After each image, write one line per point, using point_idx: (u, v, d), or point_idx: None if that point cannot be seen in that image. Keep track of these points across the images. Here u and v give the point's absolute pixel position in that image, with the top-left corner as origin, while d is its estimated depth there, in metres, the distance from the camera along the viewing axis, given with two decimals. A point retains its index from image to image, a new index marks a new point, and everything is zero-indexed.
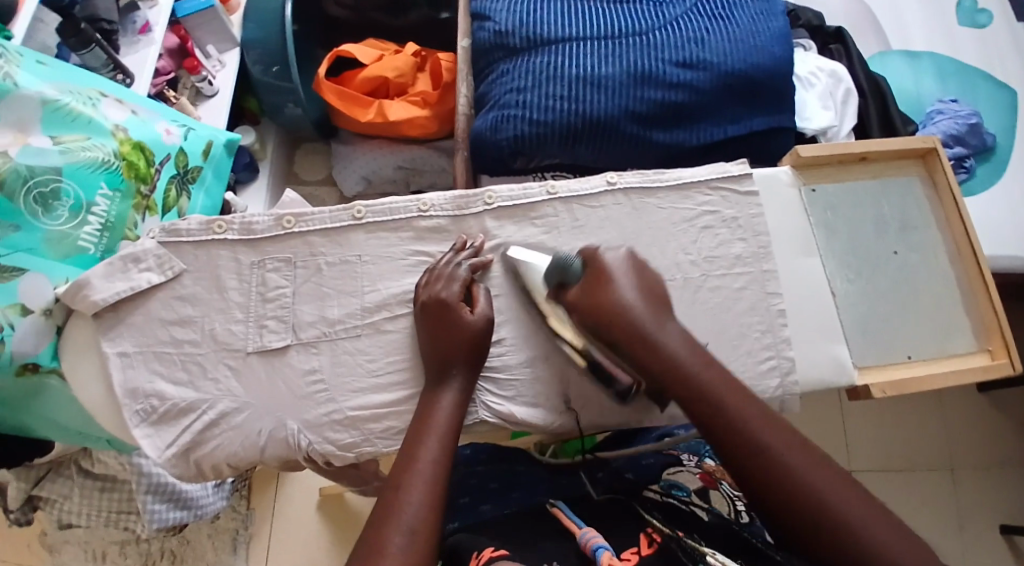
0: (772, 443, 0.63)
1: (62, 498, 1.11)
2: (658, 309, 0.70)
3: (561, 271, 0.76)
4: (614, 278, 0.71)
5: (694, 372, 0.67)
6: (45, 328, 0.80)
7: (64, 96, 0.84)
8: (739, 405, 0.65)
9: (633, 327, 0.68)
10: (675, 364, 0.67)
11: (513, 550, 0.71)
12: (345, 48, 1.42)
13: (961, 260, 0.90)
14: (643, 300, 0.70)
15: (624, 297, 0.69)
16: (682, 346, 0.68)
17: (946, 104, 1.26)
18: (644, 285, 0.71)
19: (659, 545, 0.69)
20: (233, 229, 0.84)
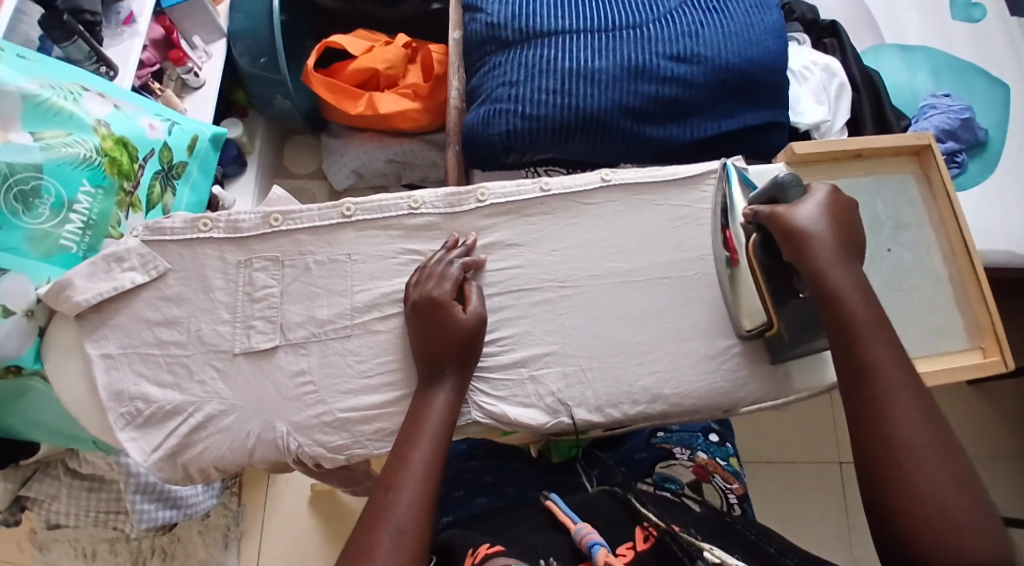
0: (886, 398, 0.64)
1: (50, 498, 1.09)
2: (842, 242, 0.71)
3: (776, 190, 0.76)
4: (815, 208, 0.72)
5: (852, 313, 0.68)
6: (28, 329, 0.78)
7: (45, 90, 0.82)
8: (874, 336, 0.67)
9: (813, 256, 0.70)
10: (834, 285, 0.69)
11: (508, 546, 0.68)
12: (334, 39, 1.39)
13: (955, 260, 0.89)
14: (829, 229, 0.71)
15: (823, 226, 0.71)
16: (850, 284, 0.69)
17: (938, 99, 1.25)
18: (841, 225, 0.72)
19: (656, 539, 0.67)
20: (219, 227, 0.82)
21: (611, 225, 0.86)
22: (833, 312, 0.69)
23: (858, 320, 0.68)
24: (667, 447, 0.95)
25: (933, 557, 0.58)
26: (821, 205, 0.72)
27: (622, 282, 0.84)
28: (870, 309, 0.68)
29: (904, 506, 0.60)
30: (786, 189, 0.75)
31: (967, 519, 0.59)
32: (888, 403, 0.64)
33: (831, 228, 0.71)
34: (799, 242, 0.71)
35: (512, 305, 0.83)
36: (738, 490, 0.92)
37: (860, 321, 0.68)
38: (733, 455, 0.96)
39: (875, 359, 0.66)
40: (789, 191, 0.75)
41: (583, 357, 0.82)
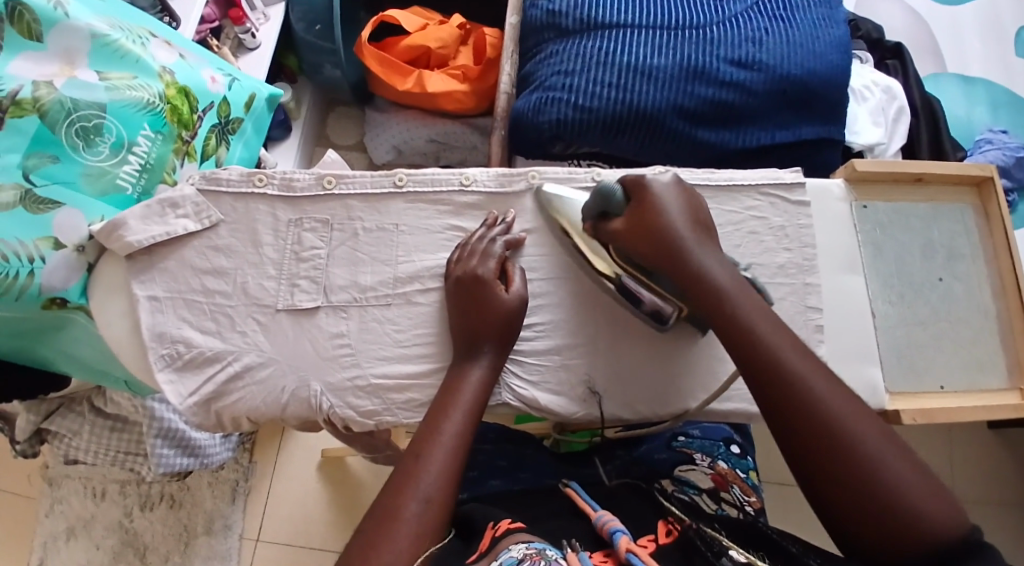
0: (840, 415, 0.61)
1: (72, 434, 1.11)
2: (704, 237, 0.73)
3: (603, 201, 0.77)
4: (662, 206, 0.73)
5: (757, 327, 0.67)
6: (77, 263, 0.79)
7: (114, 31, 0.83)
8: (775, 337, 0.66)
9: (679, 257, 0.71)
10: (719, 293, 0.69)
11: (527, 525, 0.69)
12: (392, 14, 1.41)
13: (1005, 297, 0.88)
14: (691, 227, 0.73)
15: (673, 226, 0.72)
16: (734, 289, 0.69)
17: (995, 135, 1.23)
18: (692, 213, 0.74)
19: (679, 534, 0.68)
20: (274, 184, 0.84)
21: None
22: (735, 324, 0.67)
23: (784, 351, 0.65)
24: (688, 452, 0.93)
25: (891, 536, 0.57)
26: (680, 205, 0.74)
27: None
28: (779, 332, 0.66)
29: (863, 487, 0.58)
30: (611, 198, 0.76)
31: (928, 505, 0.57)
32: (816, 393, 0.62)
33: (682, 222, 0.73)
34: (665, 248, 0.72)
35: (552, 292, 0.84)
36: (754, 503, 0.89)
37: (790, 352, 0.65)
38: (752, 469, 0.95)
39: (810, 384, 0.63)
40: (613, 200, 0.76)
41: (603, 343, 0.82)
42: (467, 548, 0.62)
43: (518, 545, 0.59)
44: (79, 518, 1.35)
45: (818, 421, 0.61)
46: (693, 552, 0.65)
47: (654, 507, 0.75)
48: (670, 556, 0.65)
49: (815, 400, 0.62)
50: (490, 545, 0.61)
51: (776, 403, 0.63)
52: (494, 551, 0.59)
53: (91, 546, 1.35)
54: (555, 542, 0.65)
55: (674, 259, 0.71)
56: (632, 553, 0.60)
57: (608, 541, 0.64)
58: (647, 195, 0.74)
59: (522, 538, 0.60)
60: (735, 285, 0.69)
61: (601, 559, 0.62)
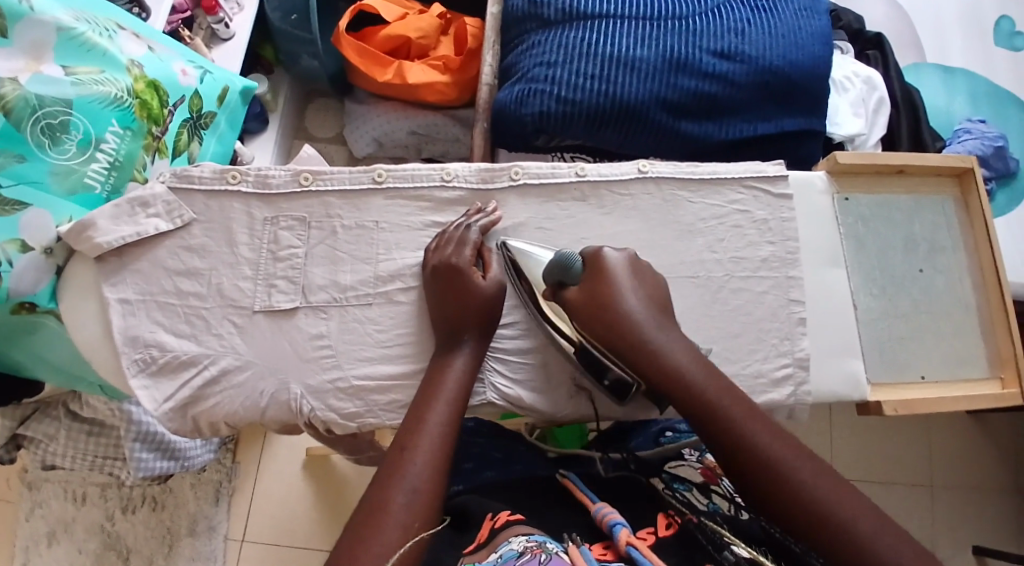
0: (811, 484, 0.59)
1: (47, 438, 1.09)
2: (661, 318, 0.71)
3: (560, 271, 0.75)
4: (615, 276, 0.72)
5: (715, 399, 0.65)
6: (45, 266, 0.77)
7: (80, 24, 0.80)
8: (734, 406, 0.64)
9: (630, 336, 0.69)
10: (674, 368, 0.67)
11: (526, 518, 0.67)
12: (368, 3, 1.38)
13: (985, 287, 0.88)
14: (647, 308, 0.71)
15: (626, 302, 0.70)
16: (703, 377, 0.66)
17: (973, 124, 1.23)
18: (647, 291, 0.72)
19: (680, 527, 0.68)
20: (248, 181, 0.81)
21: (643, 219, 0.85)
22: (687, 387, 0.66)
23: (760, 437, 0.62)
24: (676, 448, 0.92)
25: None
26: (630, 281, 0.72)
27: None
28: (737, 401, 0.65)
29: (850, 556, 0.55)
30: (569, 268, 0.74)
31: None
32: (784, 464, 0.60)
33: (635, 299, 0.71)
34: (615, 329, 0.70)
35: None
36: None
37: (765, 436, 0.62)
38: None
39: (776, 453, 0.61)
40: (571, 268, 0.74)
41: None
42: (463, 539, 0.67)
43: (519, 538, 0.59)
44: (59, 522, 1.33)
45: (789, 492, 0.59)
46: (694, 548, 0.65)
47: (653, 506, 0.75)
48: (671, 549, 0.65)
49: (789, 473, 0.59)
50: (489, 538, 0.62)
51: (751, 484, 0.61)
52: (494, 543, 0.60)
53: (73, 549, 1.32)
54: (556, 535, 0.65)
55: (629, 341, 0.69)
56: (631, 546, 0.59)
57: (608, 533, 0.63)
58: (606, 259, 0.73)
59: (521, 531, 0.60)
60: (693, 362, 0.68)
61: (601, 552, 0.61)
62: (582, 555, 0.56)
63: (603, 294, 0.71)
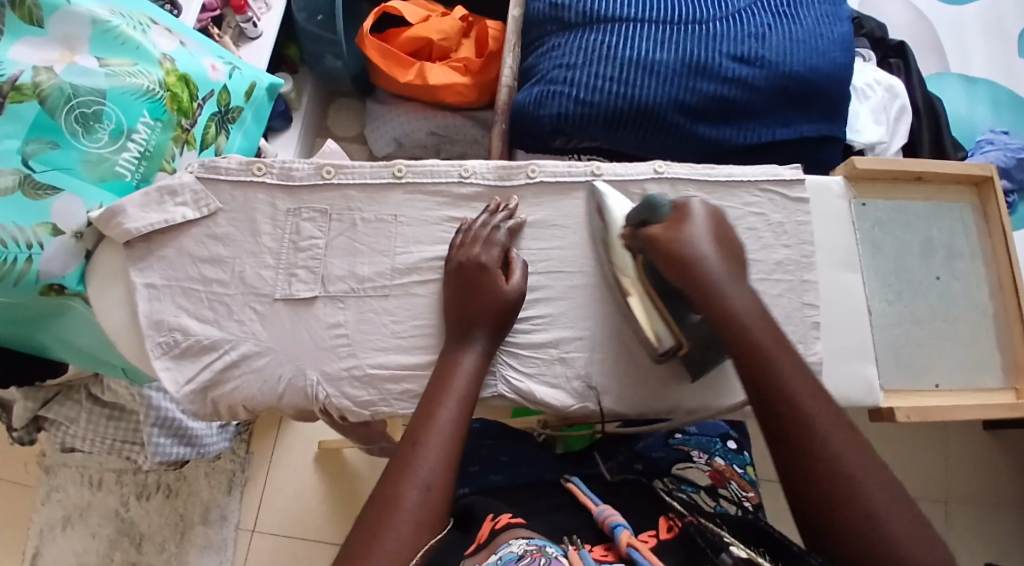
0: (851, 470, 0.60)
1: (68, 422, 1.11)
2: (734, 269, 0.71)
3: (648, 210, 0.77)
4: (695, 221, 0.73)
5: (778, 365, 0.65)
6: (74, 250, 0.79)
7: (115, 18, 0.83)
8: (795, 375, 0.65)
9: (697, 276, 0.70)
10: (741, 326, 0.67)
11: (529, 519, 0.69)
12: (392, 5, 1.40)
13: (1002, 296, 0.88)
14: (720, 256, 0.71)
15: (700, 246, 0.71)
16: (767, 339, 0.67)
17: (997, 135, 1.23)
18: (723, 240, 0.73)
19: (680, 530, 0.70)
20: (273, 173, 0.83)
21: None
22: (748, 346, 0.67)
23: (816, 416, 0.62)
24: (685, 450, 0.93)
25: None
26: (708, 229, 0.73)
27: None
28: (798, 370, 0.65)
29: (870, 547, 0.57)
30: (658, 207, 0.77)
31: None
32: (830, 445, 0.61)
33: (710, 244, 0.71)
34: (683, 267, 0.71)
35: (552, 286, 0.84)
36: (753, 499, 0.89)
37: (822, 420, 0.62)
38: (749, 464, 0.95)
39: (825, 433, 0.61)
40: (660, 208, 0.76)
41: (614, 344, 0.83)
42: (468, 539, 0.67)
43: (518, 540, 0.60)
44: (75, 506, 1.36)
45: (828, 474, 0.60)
46: (694, 550, 0.66)
47: (655, 507, 0.76)
48: (672, 553, 0.66)
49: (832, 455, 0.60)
50: (489, 537, 0.63)
51: (791, 455, 0.61)
52: (493, 545, 0.61)
53: (88, 534, 1.35)
54: (557, 537, 0.66)
55: (699, 284, 0.70)
56: (632, 548, 0.61)
57: (609, 534, 0.64)
58: (693, 206, 0.75)
59: (521, 535, 0.62)
60: (758, 317, 0.68)
61: (601, 553, 0.62)
62: (581, 557, 0.59)
63: (680, 235, 0.72)
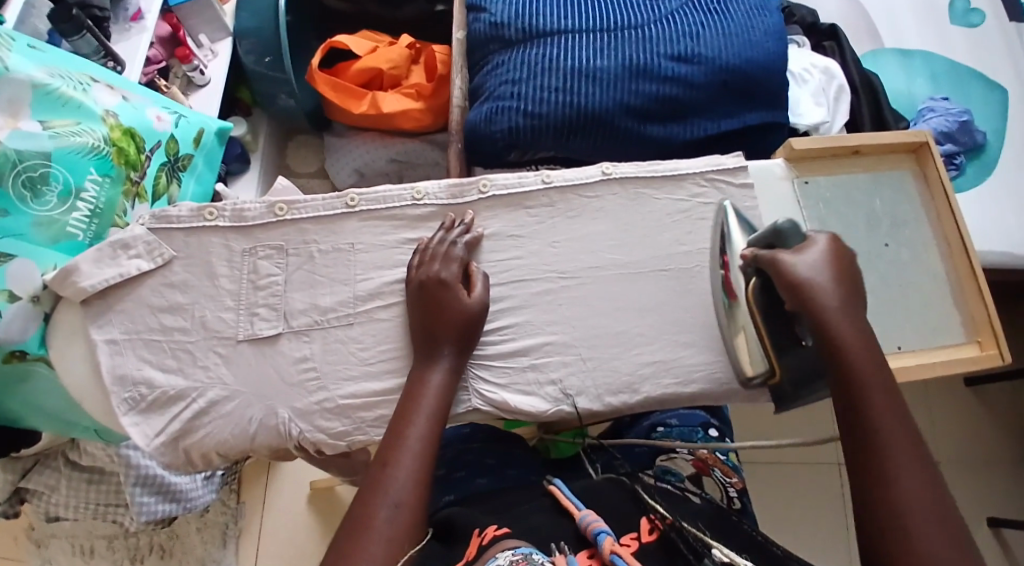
0: (908, 494, 0.59)
1: (49, 489, 1.10)
2: (851, 301, 0.68)
3: (774, 236, 0.74)
4: (815, 251, 0.70)
5: (866, 385, 0.65)
6: (34, 314, 0.79)
7: (55, 80, 0.82)
8: (881, 398, 0.64)
9: (814, 305, 0.68)
10: (840, 347, 0.66)
11: (513, 529, 0.68)
12: (338, 39, 1.41)
13: (952, 258, 0.90)
14: (839, 287, 0.68)
15: (817, 273, 0.69)
16: (867, 361, 0.66)
17: (936, 101, 1.26)
18: (843, 267, 0.70)
19: (661, 532, 0.67)
20: (225, 216, 0.83)
21: (612, 219, 0.87)
22: (843, 367, 0.66)
23: (901, 463, 0.61)
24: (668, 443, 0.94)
25: None
26: (826, 258, 0.70)
27: (623, 274, 0.86)
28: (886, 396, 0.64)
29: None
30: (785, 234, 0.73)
31: None
32: (892, 463, 0.61)
33: (827, 273, 0.69)
34: (799, 292, 0.68)
35: (513, 295, 0.84)
36: (737, 484, 0.91)
37: (896, 445, 0.62)
38: (731, 450, 0.96)
39: (892, 455, 0.61)
40: (789, 237, 0.73)
41: (582, 348, 0.83)
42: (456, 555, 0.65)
43: (505, 552, 0.59)
44: None
45: (882, 493, 0.60)
46: (676, 555, 0.65)
47: (635, 500, 0.74)
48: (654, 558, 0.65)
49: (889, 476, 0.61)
50: (478, 554, 0.62)
51: (861, 463, 0.62)
52: (482, 559, 0.60)
53: None
54: (541, 547, 0.65)
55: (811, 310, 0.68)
56: (616, 555, 0.60)
57: (592, 541, 0.64)
58: (817, 236, 0.72)
59: (508, 546, 0.60)
60: (862, 347, 0.67)
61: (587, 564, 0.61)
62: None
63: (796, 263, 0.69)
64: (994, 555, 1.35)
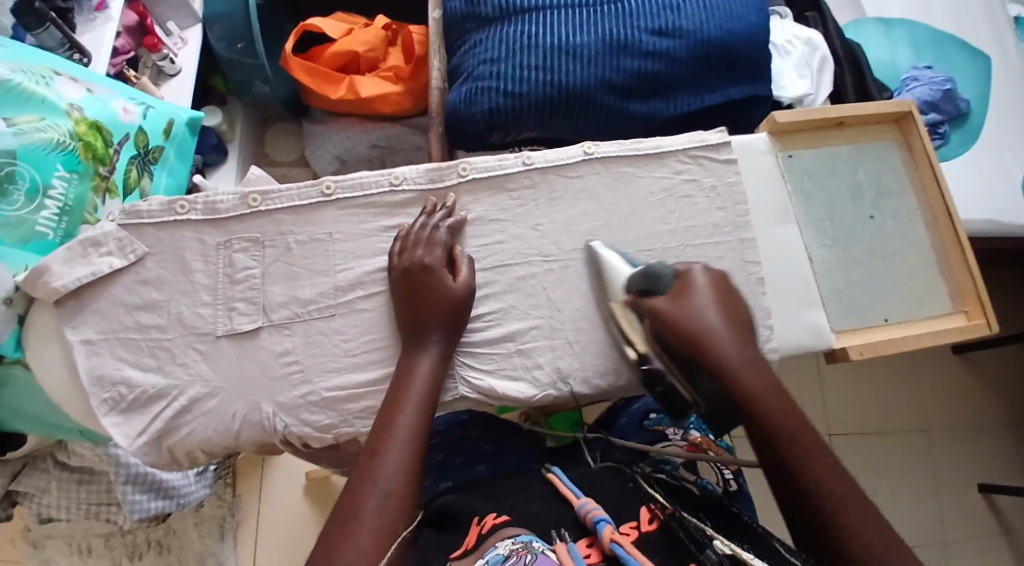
0: (830, 491, 0.63)
1: (40, 492, 1.08)
2: (738, 335, 0.71)
3: (649, 281, 0.76)
4: (698, 292, 0.73)
5: (764, 403, 0.68)
6: (7, 317, 0.77)
7: (17, 75, 0.80)
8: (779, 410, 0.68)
9: (712, 351, 0.70)
10: (737, 379, 0.69)
11: (513, 516, 0.67)
12: (312, 23, 1.37)
13: (937, 227, 0.89)
14: (725, 325, 0.71)
15: (704, 316, 0.72)
16: (760, 381, 0.69)
17: (920, 71, 1.23)
18: (725, 304, 0.73)
19: (662, 521, 0.66)
20: (197, 209, 0.81)
21: (595, 199, 0.85)
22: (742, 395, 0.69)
23: (813, 464, 0.64)
24: (661, 429, 0.95)
25: None
26: (709, 299, 0.73)
27: (608, 255, 0.84)
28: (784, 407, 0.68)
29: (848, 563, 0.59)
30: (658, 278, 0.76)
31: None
32: (806, 468, 0.64)
33: (713, 313, 0.72)
34: (690, 339, 0.71)
35: (497, 280, 0.83)
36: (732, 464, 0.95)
37: (805, 449, 0.65)
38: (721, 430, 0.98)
39: (803, 460, 0.65)
40: (661, 279, 0.76)
41: (570, 332, 0.82)
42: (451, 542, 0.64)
43: (505, 541, 0.59)
44: None
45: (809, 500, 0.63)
46: (678, 543, 0.64)
47: (635, 490, 0.73)
48: (654, 546, 0.63)
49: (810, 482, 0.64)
50: (476, 543, 0.62)
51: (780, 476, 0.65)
52: (480, 549, 0.60)
53: None
54: (543, 534, 0.64)
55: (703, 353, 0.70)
56: (616, 543, 0.59)
57: (592, 529, 0.63)
58: (694, 274, 0.75)
59: (511, 532, 0.61)
60: (755, 375, 0.69)
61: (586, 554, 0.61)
62: (570, 554, 0.58)
63: (683, 308, 0.72)
64: (986, 521, 1.37)
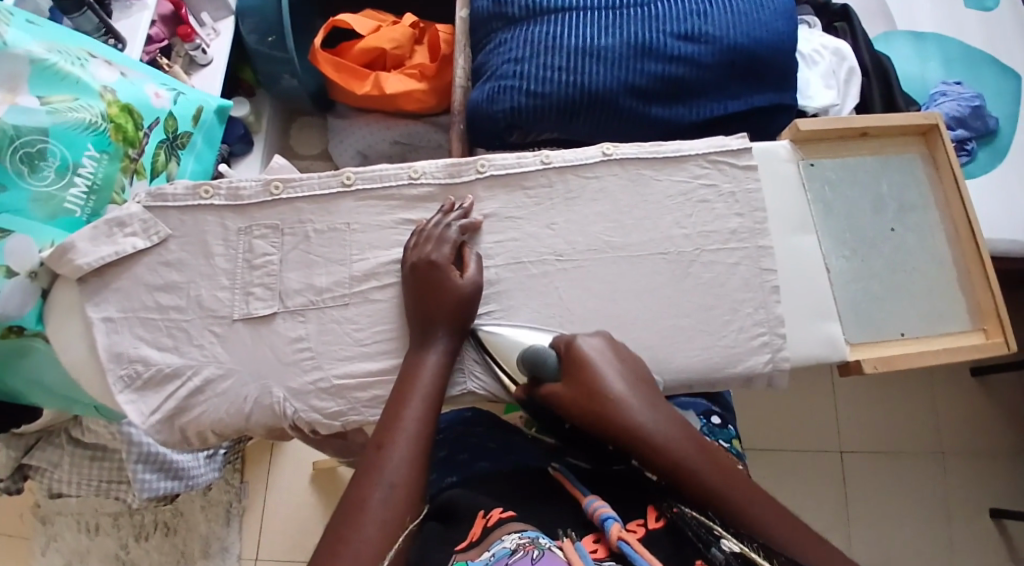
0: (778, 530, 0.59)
1: (51, 467, 1.11)
2: (650, 396, 0.66)
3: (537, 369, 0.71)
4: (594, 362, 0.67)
5: (690, 462, 0.62)
6: (31, 289, 0.79)
7: (53, 55, 0.82)
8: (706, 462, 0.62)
9: (627, 425, 0.63)
10: (659, 444, 0.62)
11: (521, 513, 0.68)
12: (341, 19, 1.38)
13: (960, 243, 0.89)
14: (634, 391, 0.65)
15: (612, 386, 0.65)
16: (681, 437, 0.63)
17: (949, 86, 1.24)
18: (627, 368, 0.68)
19: (669, 519, 0.65)
20: (220, 194, 0.83)
21: (611, 201, 0.86)
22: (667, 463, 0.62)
23: (753, 505, 0.61)
24: None
25: None
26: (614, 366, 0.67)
27: (622, 256, 0.85)
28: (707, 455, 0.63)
29: None
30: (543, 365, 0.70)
31: None
32: (748, 513, 0.60)
33: (618, 380, 0.66)
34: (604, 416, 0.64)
35: (510, 277, 0.84)
36: None
37: (737, 491, 0.61)
38: (734, 438, 0.95)
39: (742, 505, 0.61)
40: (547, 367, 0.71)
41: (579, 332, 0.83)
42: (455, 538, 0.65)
43: (512, 535, 0.60)
44: (73, 553, 1.31)
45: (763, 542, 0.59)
46: (684, 543, 0.62)
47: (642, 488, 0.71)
48: (658, 545, 0.62)
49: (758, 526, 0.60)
50: (481, 536, 0.64)
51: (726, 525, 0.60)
52: (487, 542, 0.62)
53: None
54: (550, 531, 0.65)
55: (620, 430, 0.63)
56: (623, 541, 0.59)
57: (599, 526, 0.63)
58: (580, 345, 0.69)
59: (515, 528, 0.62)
60: (677, 433, 0.63)
61: (592, 549, 0.61)
62: (577, 552, 0.58)
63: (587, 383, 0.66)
64: (994, 546, 1.35)
